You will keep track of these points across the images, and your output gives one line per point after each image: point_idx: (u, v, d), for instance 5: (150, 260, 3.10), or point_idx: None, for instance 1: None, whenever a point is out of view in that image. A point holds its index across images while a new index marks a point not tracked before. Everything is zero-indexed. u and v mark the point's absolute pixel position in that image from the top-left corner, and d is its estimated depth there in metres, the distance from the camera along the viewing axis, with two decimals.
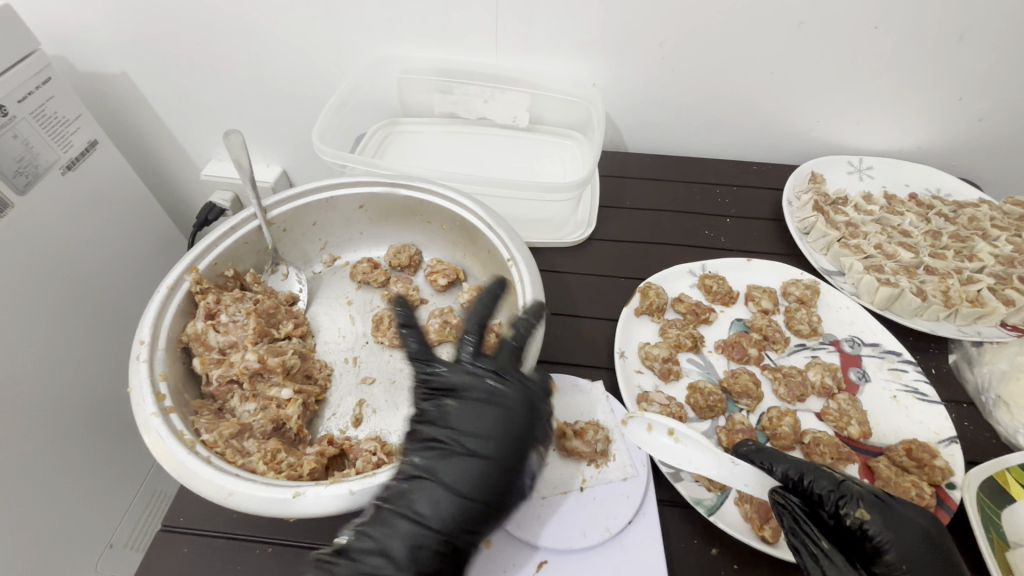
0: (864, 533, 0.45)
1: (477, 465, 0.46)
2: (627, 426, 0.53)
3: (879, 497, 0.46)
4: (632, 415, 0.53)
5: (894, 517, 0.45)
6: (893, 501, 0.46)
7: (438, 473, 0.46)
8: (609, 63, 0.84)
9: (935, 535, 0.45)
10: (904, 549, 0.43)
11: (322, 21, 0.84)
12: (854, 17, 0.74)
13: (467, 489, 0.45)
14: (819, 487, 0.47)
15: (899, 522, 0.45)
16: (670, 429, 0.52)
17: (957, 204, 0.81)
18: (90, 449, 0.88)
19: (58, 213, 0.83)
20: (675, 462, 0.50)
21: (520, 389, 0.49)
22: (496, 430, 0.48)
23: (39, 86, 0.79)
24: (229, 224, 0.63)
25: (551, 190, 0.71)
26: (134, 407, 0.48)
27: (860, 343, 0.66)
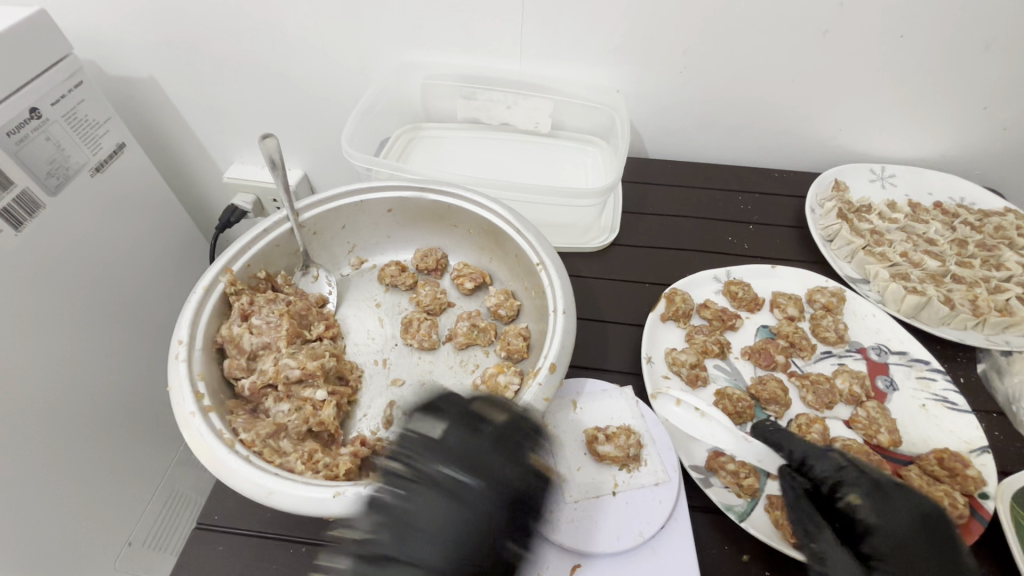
0: (856, 516, 0.47)
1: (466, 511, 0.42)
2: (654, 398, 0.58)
3: (879, 484, 0.48)
4: (663, 391, 0.58)
5: (890, 504, 0.47)
6: (892, 488, 0.48)
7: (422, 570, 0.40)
8: (632, 70, 0.85)
9: (936, 526, 0.46)
10: (891, 535, 0.45)
11: (349, 28, 0.86)
12: (879, 24, 0.74)
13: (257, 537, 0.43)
14: (820, 471, 0.50)
15: (895, 509, 0.47)
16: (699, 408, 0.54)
17: (983, 213, 0.80)
18: (112, 448, 0.90)
19: (85, 213, 0.85)
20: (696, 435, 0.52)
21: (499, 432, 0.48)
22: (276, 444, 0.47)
23: (72, 90, 0.81)
24: (262, 227, 0.64)
25: (578, 196, 0.71)
26: (174, 405, 0.49)
27: (886, 351, 0.66)
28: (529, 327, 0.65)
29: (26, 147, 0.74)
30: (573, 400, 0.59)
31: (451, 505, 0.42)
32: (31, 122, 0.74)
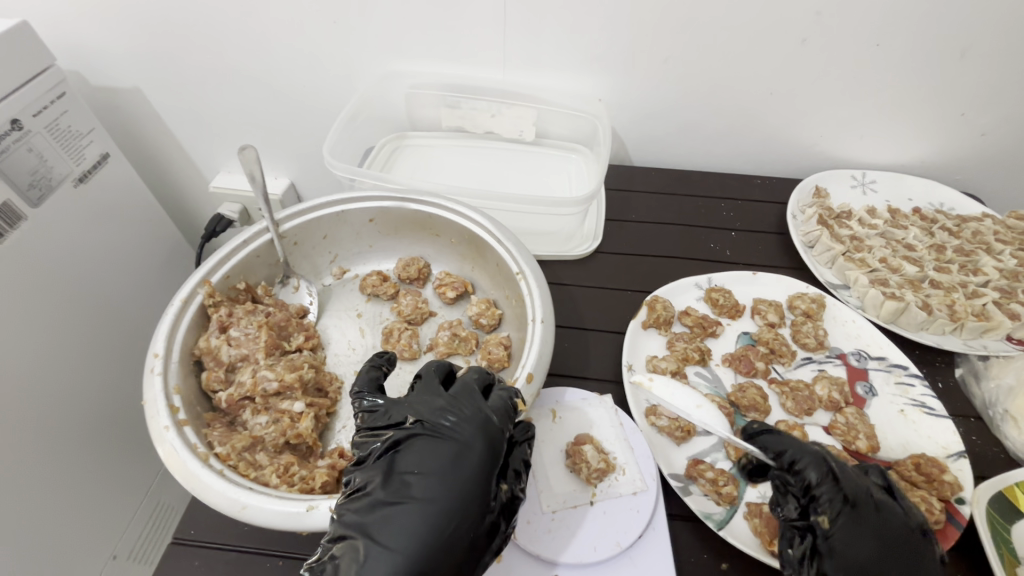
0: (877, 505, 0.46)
1: (447, 451, 0.43)
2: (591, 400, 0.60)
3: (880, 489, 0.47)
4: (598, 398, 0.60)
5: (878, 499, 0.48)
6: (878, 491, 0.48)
7: (377, 531, 0.40)
8: (614, 80, 0.86)
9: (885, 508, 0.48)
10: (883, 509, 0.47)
11: (333, 38, 0.86)
12: (855, 33, 0.75)
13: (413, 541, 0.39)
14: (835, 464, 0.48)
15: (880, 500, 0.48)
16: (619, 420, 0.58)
17: (961, 218, 0.81)
18: (97, 461, 0.89)
19: (69, 223, 0.85)
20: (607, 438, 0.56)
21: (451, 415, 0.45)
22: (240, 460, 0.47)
23: (54, 101, 0.81)
24: (242, 238, 0.64)
25: (558, 204, 0.72)
26: (148, 420, 0.48)
27: (866, 357, 0.67)
28: (510, 336, 0.65)
29: (8, 158, 0.74)
30: (553, 409, 0.59)
31: (436, 447, 0.44)
32: (13, 134, 0.74)
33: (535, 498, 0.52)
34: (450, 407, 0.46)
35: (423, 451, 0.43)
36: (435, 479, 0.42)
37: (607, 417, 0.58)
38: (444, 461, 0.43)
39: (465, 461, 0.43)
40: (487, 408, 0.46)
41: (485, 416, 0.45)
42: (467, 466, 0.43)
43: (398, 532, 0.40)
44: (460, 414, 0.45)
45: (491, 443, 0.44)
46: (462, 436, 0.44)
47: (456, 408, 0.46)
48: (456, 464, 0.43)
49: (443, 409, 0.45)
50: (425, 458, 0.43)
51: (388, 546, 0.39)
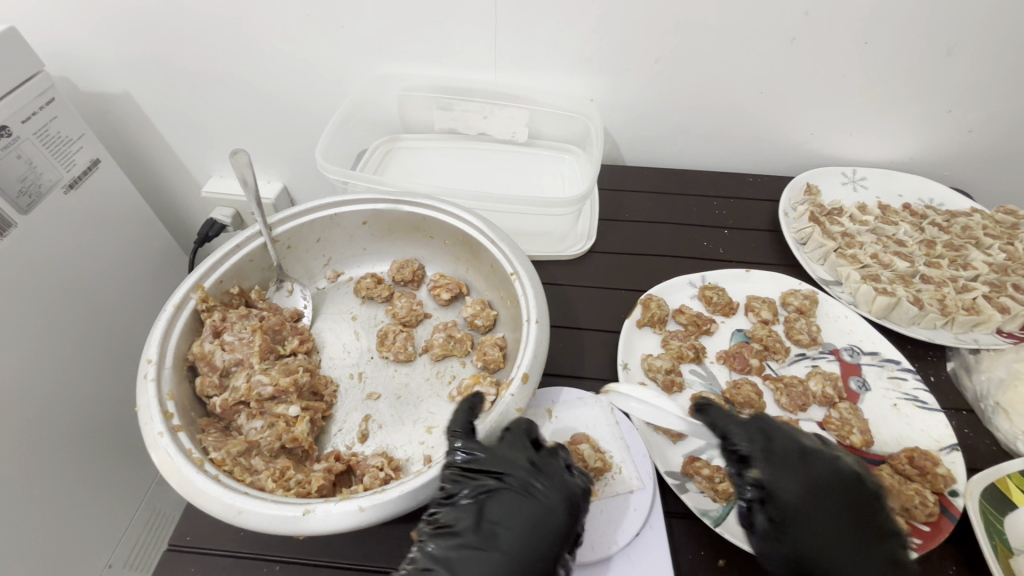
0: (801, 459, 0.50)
1: (532, 512, 0.44)
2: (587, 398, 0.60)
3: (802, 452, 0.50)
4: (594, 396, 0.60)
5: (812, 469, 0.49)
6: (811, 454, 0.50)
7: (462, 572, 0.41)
8: (606, 80, 0.86)
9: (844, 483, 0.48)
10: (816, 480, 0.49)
11: (324, 41, 0.86)
12: (843, 32, 0.76)
13: None
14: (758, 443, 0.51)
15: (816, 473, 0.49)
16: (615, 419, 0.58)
17: (951, 213, 0.82)
18: (92, 469, 0.88)
19: (59, 230, 0.84)
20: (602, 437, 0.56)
21: (543, 476, 0.47)
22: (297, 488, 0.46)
23: (44, 106, 0.80)
24: (234, 242, 0.64)
25: (552, 205, 0.72)
26: (141, 426, 0.48)
27: (859, 352, 0.67)
28: (506, 337, 0.65)
29: None
30: (550, 409, 0.59)
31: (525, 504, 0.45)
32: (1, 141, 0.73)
33: None
34: (543, 469, 0.47)
35: (513, 517, 0.44)
36: (522, 542, 0.43)
37: (604, 416, 0.58)
38: (534, 530, 0.43)
39: (549, 529, 0.44)
40: (575, 480, 0.47)
41: (572, 485, 0.46)
42: (549, 535, 0.44)
43: None
44: (549, 480, 0.46)
45: (576, 514, 0.45)
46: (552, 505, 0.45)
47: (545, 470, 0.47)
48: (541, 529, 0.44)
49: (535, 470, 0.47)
50: (511, 513, 0.44)
51: None
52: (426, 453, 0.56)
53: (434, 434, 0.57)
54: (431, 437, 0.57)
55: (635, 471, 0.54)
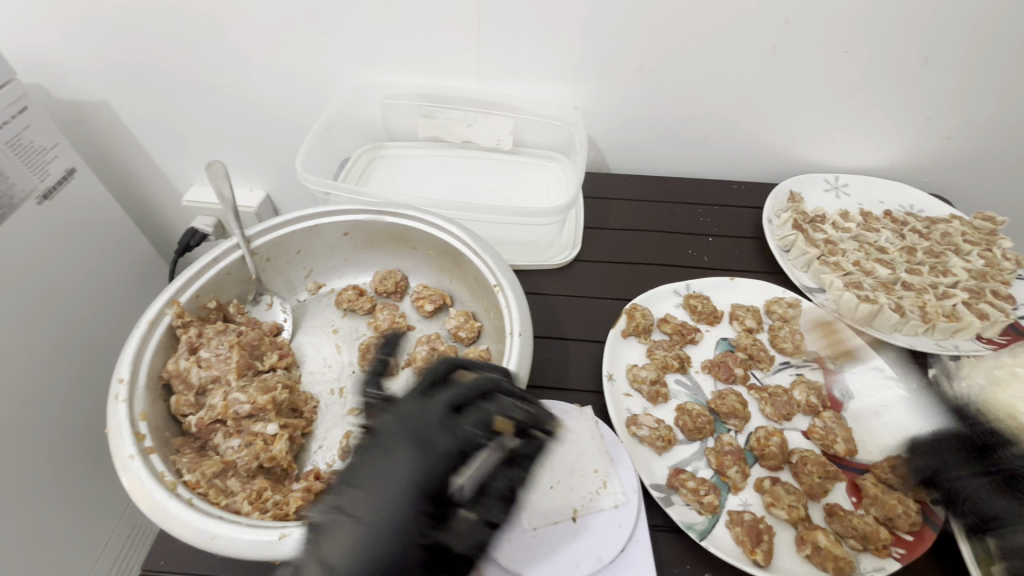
0: None
1: (407, 456, 0.39)
2: (573, 410, 0.58)
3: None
4: (580, 408, 0.59)
5: None
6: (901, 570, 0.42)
7: (335, 535, 0.35)
8: (590, 88, 0.86)
9: None
10: None
11: (305, 49, 0.85)
12: (823, 41, 0.77)
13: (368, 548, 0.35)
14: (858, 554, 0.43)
15: None
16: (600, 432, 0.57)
17: (931, 220, 0.83)
18: (69, 487, 0.86)
19: (32, 242, 0.82)
20: (585, 451, 0.55)
21: (418, 418, 0.41)
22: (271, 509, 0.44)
23: (15, 116, 0.78)
24: (211, 256, 0.63)
25: (536, 215, 0.71)
26: (111, 449, 0.46)
27: (842, 360, 0.68)
28: (489, 349, 0.64)
29: None
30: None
31: (403, 450, 0.39)
32: None
33: (514, 515, 0.50)
34: (398, 415, 0.42)
35: (410, 463, 0.38)
36: (410, 493, 0.37)
37: (588, 429, 0.57)
38: (427, 479, 0.38)
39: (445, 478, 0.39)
40: (464, 422, 0.41)
41: (457, 426, 0.41)
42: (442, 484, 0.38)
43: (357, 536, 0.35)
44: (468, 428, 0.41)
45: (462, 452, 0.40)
46: (454, 453, 0.40)
47: (405, 416, 0.42)
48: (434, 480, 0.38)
49: (394, 418, 0.41)
50: (387, 460, 0.39)
51: (349, 551, 0.35)
52: None
53: None
54: None
55: (618, 487, 0.53)
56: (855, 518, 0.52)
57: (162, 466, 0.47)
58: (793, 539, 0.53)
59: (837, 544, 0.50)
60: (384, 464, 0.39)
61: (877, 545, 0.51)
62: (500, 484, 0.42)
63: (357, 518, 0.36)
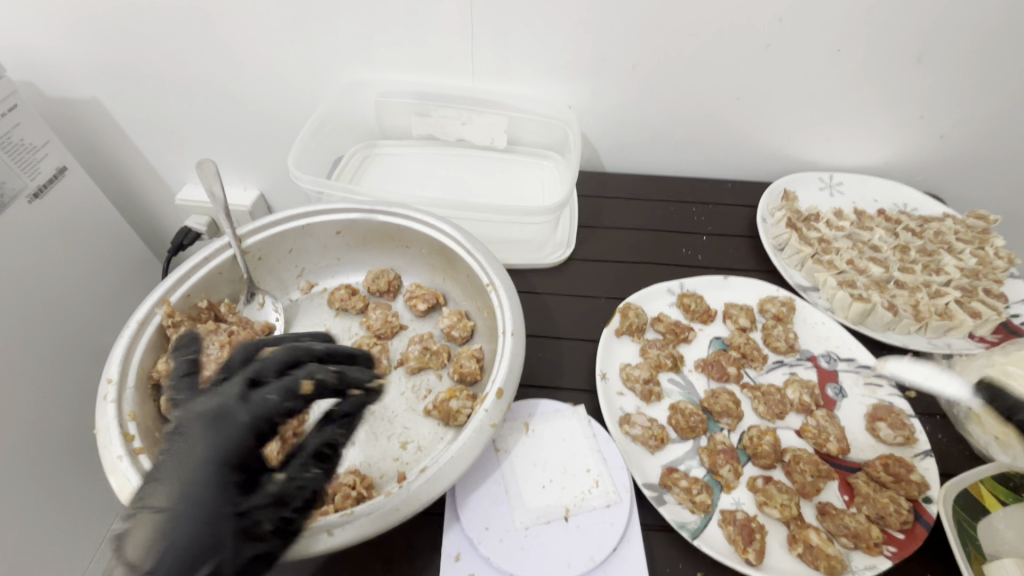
0: None
1: (207, 441, 0.39)
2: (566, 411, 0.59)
3: None
4: (573, 408, 0.59)
5: None
6: None
7: (150, 524, 0.37)
8: (584, 86, 0.86)
9: None
10: None
11: (298, 46, 0.84)
12: (817, 39, 0.76)
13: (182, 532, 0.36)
14: None
15: None
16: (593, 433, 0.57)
17: (924, 218, 0.83)
18: (64, 488, 0.85)
19: (22, 241, 0.81)
20: (578, 451, 0.55)
21: (218, 400, 0.41)
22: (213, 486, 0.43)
23: (5, 113, 0.78)
24: (202, 255, 0.62)
25: (529, 214, 0.71)
26: (100, 450, 0.46)
27: (835, 359, 0.68)
28: (482, 348, 0.64)
29: None
30: (527, 422, 0.58)
31: (203, 436, 0.39)
32: None
33: (506, 514, 0.50)
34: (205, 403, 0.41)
35: (211, 439, 0.39)
36: (210, 468, 0.38)
37: (579, 428, 0.57)
38: (227, 453, 0.39)
39: (246, 449, 0.40)
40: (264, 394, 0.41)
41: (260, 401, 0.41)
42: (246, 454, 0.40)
43: (170, 526, 0.37)
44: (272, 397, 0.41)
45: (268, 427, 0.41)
46: (253, 425, 0.40)
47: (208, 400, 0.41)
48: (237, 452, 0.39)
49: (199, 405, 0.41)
50: (188, 447, 0.39)
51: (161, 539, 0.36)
52: (400, 469, 0.55)
53: (408, 451, 0.56)
54: (406, 453, 0.56)
55: (610, 487, 0.53)
56: (846, 517, 0.52)
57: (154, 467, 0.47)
58: (784, 538, 0.53)
59: (830, 542, 0.51)
60: (187, 450, 0.39)
61: (869, 543, 0.51)
62: (314, 442, 0.45)
63: (158, 510, 0.37)
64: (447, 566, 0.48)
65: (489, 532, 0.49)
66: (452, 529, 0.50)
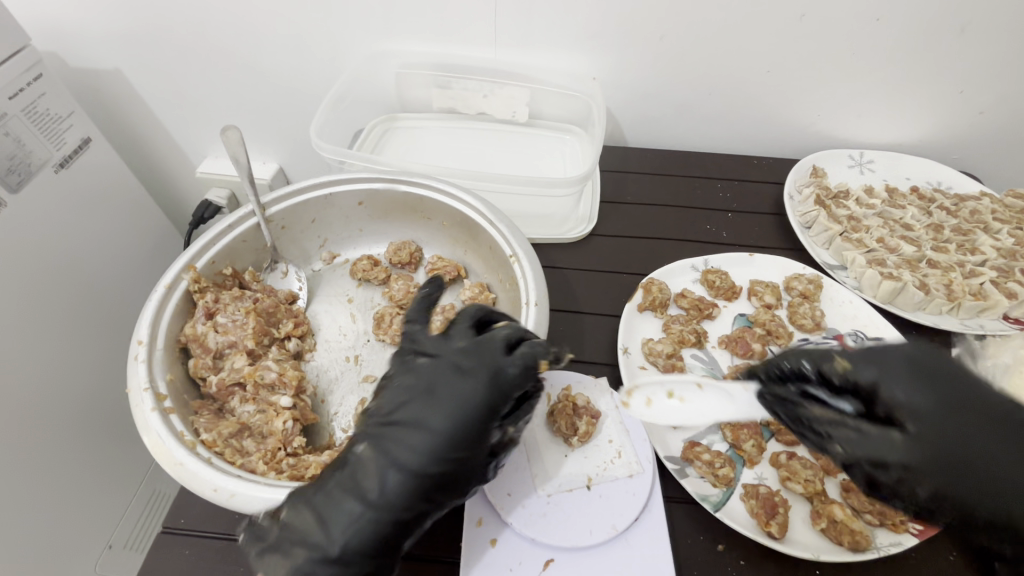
0: None
1: (452, 382, 0.44)
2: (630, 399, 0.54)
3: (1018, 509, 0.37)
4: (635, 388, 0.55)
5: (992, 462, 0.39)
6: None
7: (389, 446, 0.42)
8: (609, 58, 0.84)
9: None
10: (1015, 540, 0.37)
11: (320, 18, 0.84)
12: (854, 9, 0.74)
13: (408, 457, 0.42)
14: None
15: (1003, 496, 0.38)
16: (669, 392, 0.53)
17: (959, 197, 0.80)
18: (93, 449, 0.89)
19: (50, 210, 0.82)
20: (686, 417, 0.51)
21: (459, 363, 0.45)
22: (419, 410, 0.44)
23: (31, 83, 0.78)
24: (227, 222, 0.62)
25: (553, 186, 0.70)
26: (131, 408, 0.47)
27: (863, 338, 0.66)
28: None
29: None
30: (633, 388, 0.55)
31: (444, 391, 0.44)
32: None
33: (529, 482, 0.51)
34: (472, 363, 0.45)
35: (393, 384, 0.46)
36: (436, 418, 0.43)
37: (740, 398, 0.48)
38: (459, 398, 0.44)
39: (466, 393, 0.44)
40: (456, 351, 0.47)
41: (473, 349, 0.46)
42: (492, 402, 0.44)
43: (402, 442, 0.42)
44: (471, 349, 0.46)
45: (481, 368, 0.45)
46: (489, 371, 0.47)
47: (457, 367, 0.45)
48: (468, 405, 0.43)
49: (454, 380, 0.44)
50: (433, 391, 0.44)
51: (395, 447, 0.42)
52: None
53: None
54: None
55: (634, 457, 0.53)
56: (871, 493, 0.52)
57: (195, 433, 0.49)
58: (807, 513, 0.52)
59: (854, 518, 0.50)
60: (413, 413, 0.44)
61: (894, 520, 0.50)
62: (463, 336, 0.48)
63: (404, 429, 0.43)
64: (469, 530, 0.48)
65: (512, 498, 0.50)
66: (475, 495, 0.51)
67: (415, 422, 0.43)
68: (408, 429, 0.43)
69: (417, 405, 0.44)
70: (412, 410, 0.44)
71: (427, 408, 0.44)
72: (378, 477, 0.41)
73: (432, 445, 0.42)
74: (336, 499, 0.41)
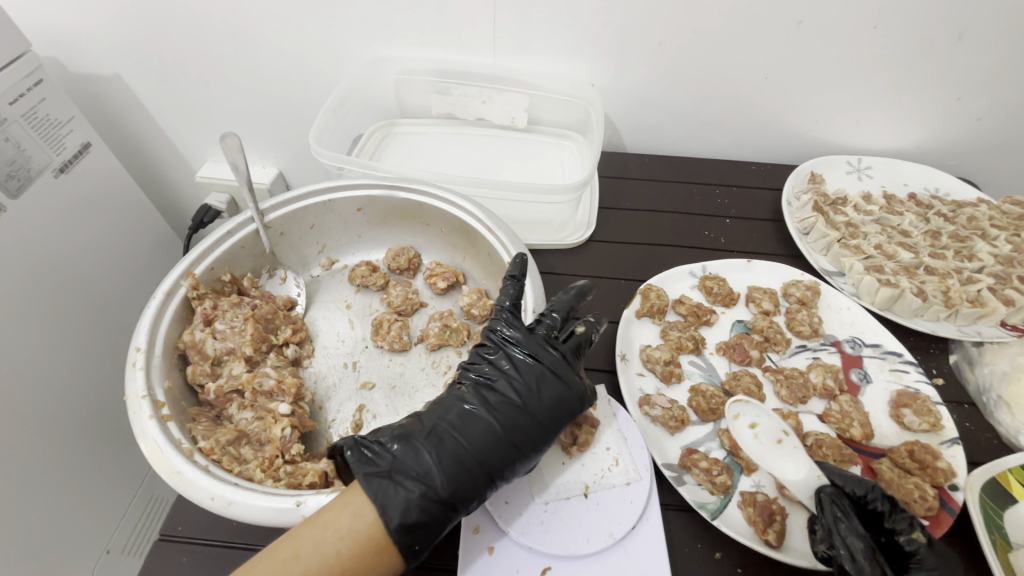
0: None
1: (556, 386, 0.50)
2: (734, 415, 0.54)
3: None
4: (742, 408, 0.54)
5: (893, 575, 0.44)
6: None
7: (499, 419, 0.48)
8: (608, 65, 0.84)
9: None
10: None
11: (319, 24, 0.84)
12: (851, 17, 0.74)
13: (512, 433, 0.47)
14: None
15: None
16: (754, 423, 0.52)
17: (957, 204, 0.81)
18: (93, 453, 0.89)
19: (50, 215, 0.82)
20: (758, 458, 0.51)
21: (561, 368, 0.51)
22: (529, 399, 0.49)
23: (31, 88, 0.78)
24: (225, 228, 0.62)
25: (552, 192, 0.70)
26: (129, 415, 0.47)
27: (860, 344, 0.66)
28: None
29: None
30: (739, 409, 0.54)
31: (551, 387, 0.50)
32: None
33: (526, 490, 0.51)
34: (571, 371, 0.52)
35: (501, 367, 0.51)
36: (539, 410, 0.49)
37: (810, 482, 0.49)
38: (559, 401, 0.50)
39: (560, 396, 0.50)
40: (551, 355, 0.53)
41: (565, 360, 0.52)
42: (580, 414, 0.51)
43: (507, 418, 0.48)
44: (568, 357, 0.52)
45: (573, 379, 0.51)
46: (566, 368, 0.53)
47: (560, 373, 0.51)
48: (567, 409, 0.50)
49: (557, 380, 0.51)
50: (540, 386, 0.50)
51: (501, 422, 0.48)
52: None
53: None
54: None
55: (629, 466, 0.52)
56: None
57: (192, 441, 0.49)
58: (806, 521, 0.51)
59: None
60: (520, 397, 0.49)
61: None
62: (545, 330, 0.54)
63: (512, 413, 0.48)
64: (466, 538, 0.49)
65: (509, 506, 0.50)
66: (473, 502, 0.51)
67: (526, 407, 0.49)
68: (518, 414, 0.48)
69: (523, 390, 0.50)
70: (521, 396, 0.49)
71: (533, 397, 0.49)
72: (481, 448, 0.46)
73: (535, 433, 0.48)
74: (446, 446, 0.46)
